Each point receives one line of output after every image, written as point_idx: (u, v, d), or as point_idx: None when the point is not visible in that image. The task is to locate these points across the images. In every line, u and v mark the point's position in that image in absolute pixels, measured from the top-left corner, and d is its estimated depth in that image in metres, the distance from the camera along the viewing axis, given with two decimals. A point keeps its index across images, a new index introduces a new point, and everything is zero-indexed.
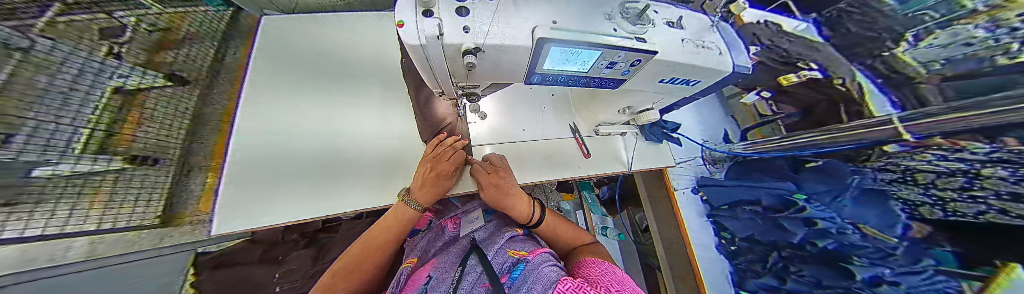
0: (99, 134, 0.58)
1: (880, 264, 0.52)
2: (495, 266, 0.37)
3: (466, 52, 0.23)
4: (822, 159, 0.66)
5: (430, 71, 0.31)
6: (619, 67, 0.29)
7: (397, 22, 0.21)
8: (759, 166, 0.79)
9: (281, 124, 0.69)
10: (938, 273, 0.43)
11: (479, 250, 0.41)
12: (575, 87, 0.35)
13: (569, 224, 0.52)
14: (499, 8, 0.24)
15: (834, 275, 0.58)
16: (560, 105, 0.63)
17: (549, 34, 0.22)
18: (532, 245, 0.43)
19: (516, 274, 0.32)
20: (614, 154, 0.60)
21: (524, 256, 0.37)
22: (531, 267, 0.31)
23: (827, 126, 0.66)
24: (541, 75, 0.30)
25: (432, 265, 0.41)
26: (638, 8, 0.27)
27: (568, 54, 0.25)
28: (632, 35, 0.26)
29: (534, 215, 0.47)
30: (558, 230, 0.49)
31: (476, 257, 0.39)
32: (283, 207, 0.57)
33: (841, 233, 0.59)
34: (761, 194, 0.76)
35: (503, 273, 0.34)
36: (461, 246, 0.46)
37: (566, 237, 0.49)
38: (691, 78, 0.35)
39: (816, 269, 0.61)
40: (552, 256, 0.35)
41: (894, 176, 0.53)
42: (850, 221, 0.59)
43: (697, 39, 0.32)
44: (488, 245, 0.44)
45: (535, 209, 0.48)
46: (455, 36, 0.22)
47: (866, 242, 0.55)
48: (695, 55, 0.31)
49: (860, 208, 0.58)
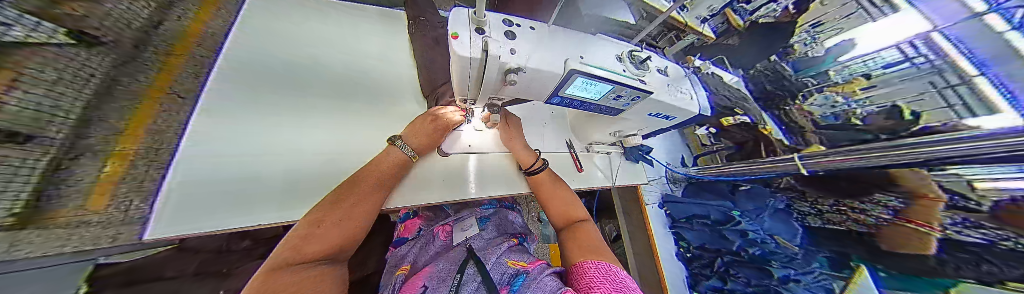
0: None
1: (789, 266, 0.71)
2: (494, 276, 0.37)
3: (510, 70, 0.26)
4: (750, 183, 0.86)
5: (461, 83, 0.32)
6: (623, 100, 0.35)
7: (454, 34, 0.23)
8: (706, 187, 0.96)
9: (270, 109, 0.61)
10: (824, 274, 0.66)
11: (476, 259, 0.41)
12: (583, 110, 0.40)
13: (569, 195, 0.52)
14: (539, 37, 0.28)
15: (761, 275, 0.73)
16: (559, 121, 0.69)
17: (579, 66, 0.26)
18: (527, 256, 0.44)
19: (517, 284, 0.32)
20: (599, 170, 0.66)
21: (524, 267, 0.38)
22: (532, 278, 0.32)
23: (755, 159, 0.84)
24: (562, 98, 0.34)
25: (425, 273, 0.39)
26: (664, 67, 0.40)
27: (588, 84, 0.30)
28: (636, 76, 0.32)
29: (535, 162, 0.54)
30: (555, 203, 0.49)
31: (474, 266, 0.39)
32: (242, 202, 0.47)
33: (763, 242, 0.76)
34: (710, 210, 0.89)
35: (501, 285, 0.34)
36: (455, 254, 0.45)
37: (561, 213, 0.48)
38: (672, 115, 0.43)
39: (749, 271, 0.76)
40: (549, 266, 0.37)
41: (793, 194, 0.79)
42: (769, 233, 0.77)
43: (678, 86, 0.41)
44: (484, 253, 0.44)
45: (541, 163, 0.54)
46: (503, 54, 0.25)
47: (779, 248, 0.73)
48: (677, 99, 0.39)
49: (775, 223, 0.77)
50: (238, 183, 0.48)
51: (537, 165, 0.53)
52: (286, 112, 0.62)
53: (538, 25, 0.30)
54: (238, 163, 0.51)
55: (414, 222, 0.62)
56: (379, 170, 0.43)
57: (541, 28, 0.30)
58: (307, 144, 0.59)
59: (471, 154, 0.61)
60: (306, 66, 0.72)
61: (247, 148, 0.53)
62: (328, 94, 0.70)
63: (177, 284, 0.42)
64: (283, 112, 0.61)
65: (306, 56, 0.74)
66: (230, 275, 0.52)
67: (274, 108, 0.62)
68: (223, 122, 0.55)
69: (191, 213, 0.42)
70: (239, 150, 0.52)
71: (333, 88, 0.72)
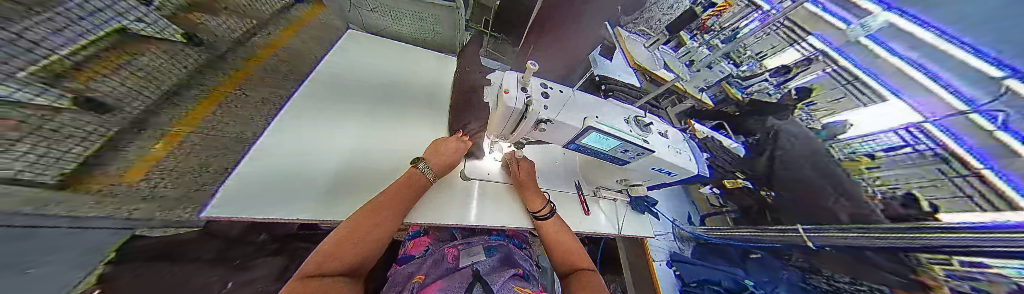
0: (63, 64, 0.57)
1: None
2: None
3: (541, 121, 0.33)
4: (761, 252, 0.85)
5: (498, 124, 0.39)
6: (629, 154, 0.40)
7: (506, 90, 0.31)
8: (718, 251, 0.92)
9: (343, 109, 0.62)
10: None
11: (482, 280, 0.41)
12: (595, 157, 0.45)
13: (574, 239, 0.49)
14: (566, 98, 0.37)
15: None
16: (569, 163, 0.73)
17: (595, 124, 0.33)
18: (530, 286, 0.42)
19: None
20: (606, 216, 0.67)
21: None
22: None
23: (765, 227, 0.84)
24: (578, 145, 0.40)
25: (438, 286, 0.39)
26: (660, 126, 0.46)
27: (602, 138, 0.36)
28: (642, 136, 0.38)
29: (542, 207, 0.52)
30: (560, 239, 0.47)
31: (479, 287, 0.38)
32: (288, 193, 0.40)
33: None
34: (723, 276, 0.83)
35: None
36: (466, 274, 0.45)
37: (565, 255, 0.45)
38: (674, 172, 0.47)
39: None
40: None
41: None
42: None
43: (678, 148, 0.47)
44: (491, 278, 0.43)
45: (546, 203, 0.53)
46: (538, 108, 0.32)
47: None
48: (677, 159, 0.44)
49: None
50: (295, 171, 0.45)
51: (547, 212, 0.51)
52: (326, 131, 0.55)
53: (566, 88, 0.39)
54: (299, 163, 0.47)
55: (422, 240, 0.62)
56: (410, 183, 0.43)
57: (568, 91, 0.38)
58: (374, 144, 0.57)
59: (489, 183, 0.61)
60: (359, 90, 0.69)
61: (307, 142, 0.51)
62: (379, 116, 0.65)
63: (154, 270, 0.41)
64: (328, 131, 0.56)
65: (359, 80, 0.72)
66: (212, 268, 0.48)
67: (349, 109, 0.63)
68: (293, 119, 0.55)
69: (250, 199, 0.38)
70: (300, 149, 0.49)
71: (405, 95, 0.74)
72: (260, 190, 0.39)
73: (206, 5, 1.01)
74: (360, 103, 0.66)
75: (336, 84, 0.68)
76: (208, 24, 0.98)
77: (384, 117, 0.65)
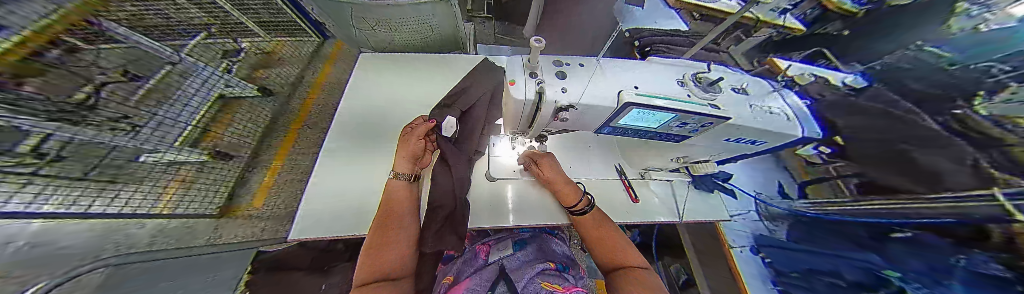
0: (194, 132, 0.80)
1: None
2: None
3: (559, 108, 0.27)
4: (913, 230, 0.57)
5: (514, 121, 0.35)
6: (688, 127, 0.30)
7: (510, 81, 0.26)
8: (833, 228, 0.71)
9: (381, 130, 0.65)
10: None
11: (507, 279, 0.41)
12: (638, 137, 0.36)
13: (622, 236, 0.41)
14: (590, 74, 0.29)
15: None
16: (605, 144, 0.59)
17: (633, 98, 0.25)
18: (563, 283, 0.39)
19: None
20: (659, 200, 0.56)
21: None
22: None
23: (902, 193, 0.60)
24: (613, 127, 0.32)
25: (465, 287, 0.40)
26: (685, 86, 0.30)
27: (644, 114, 0.28)
28: (706, 101, 0.28)
29: (579, 202, 0.44)
30: (603, 228, 0.42)
31: (504, 287, 0.38)
32: (337, 217, 0.49)
33: None
34: (840, 264, 0.66)
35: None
36: (492, 270, 0.46)
37: (612, 256, 0.38)
38: (761, 140, 0.34)
39: None
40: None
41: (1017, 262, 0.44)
42: None
43: (763, 105, 0.33)
44: (516, 275, 0.42)
45: (584, 196, 0.45)
46: (555, 94, 0.26)
47: None
48: (766, 120, 0.31)
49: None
50: (342, 192, 0.53)
51: (585, 199, 0.45)
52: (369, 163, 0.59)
53: (587, 60, 0.31)
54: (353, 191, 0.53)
55: None
56: (390, 197, 0.39)
57: (591, 63, 0.30)
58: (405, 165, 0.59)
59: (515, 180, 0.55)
60: (396, 118, 0.69)
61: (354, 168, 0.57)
62: None
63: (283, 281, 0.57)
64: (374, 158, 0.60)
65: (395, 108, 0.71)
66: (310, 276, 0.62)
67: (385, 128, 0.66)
68: (347, 144, 0.61)
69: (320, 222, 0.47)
70: (349, 173, 0.56)
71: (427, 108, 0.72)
72: (329, 214, 0.49)
73: (270, 61, 1.14)
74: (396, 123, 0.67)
75: (375, 105, 0.70)
76: (274, 75, 1.12)
77: None
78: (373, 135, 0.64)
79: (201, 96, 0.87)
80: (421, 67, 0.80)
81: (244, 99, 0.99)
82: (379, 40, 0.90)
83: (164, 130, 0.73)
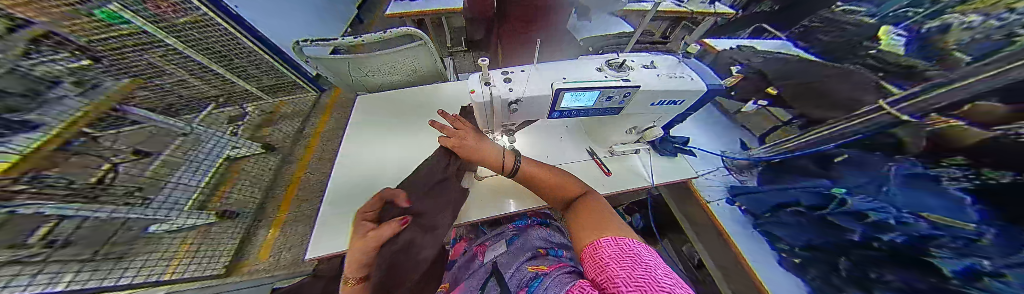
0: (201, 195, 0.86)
1: (968, 255, 0.39)
2: (511, 283, 0.37)
3: (511, 103, 0.36)
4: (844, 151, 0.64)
5: (485, 121, 0.43)
6: (615, 99, 0.39)
7: (472, 90, 0.35)
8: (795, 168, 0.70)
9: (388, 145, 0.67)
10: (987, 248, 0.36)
11: (498, 273, 0.43)
12: (585, 116, 0.45)
13: (565, 172, 0.42)
14: (529, 75, 0.38)
15: (919, 275, 0.43)
16: (575, 133, 0.71)
17: (562, 85, 0.34)
18: (552, 262, 0.41)
19: (534, 285, 0.30)
20: (632, 169, 0.63)
21: (542, 270, 0.35)
22: (548, 277, 0.30)
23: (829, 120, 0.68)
24: (561, 112, 0.41)
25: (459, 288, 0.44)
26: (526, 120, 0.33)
27: (577, 96, 0.36)
28: (617, 77, 0.37)
29: (504, 163, 0.40)
30: (543, 178, 0.40)
31: (495, 281, 0.41)
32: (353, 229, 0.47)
33: (908, 223, 0.47)
34: (798, 194, 0.68)
35: (521, 288, 0.33)
36: (486, 270, 0.48)
37: (558, 189, 0.40)
38: (679, 99, 0.43)
39: (903, 272, 0.45)
40: (572, 268, 0.32)
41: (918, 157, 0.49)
42: (908, 209, 0.48)
43: (669, 73, 0.43)
44: (507, 266, 0.45)
45: (507, 157, 0.40)
46: (505, 94, 0.35)
47: (937, 230, 0.43)
48: (671, 83, 0.40)
49: (910, 194, 0.48)
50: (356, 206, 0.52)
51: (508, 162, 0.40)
52: (377, 171, 0.60)
53: (528, 66, 0.41)
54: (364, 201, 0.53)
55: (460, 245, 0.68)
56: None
57: (531, 68, 0.40)
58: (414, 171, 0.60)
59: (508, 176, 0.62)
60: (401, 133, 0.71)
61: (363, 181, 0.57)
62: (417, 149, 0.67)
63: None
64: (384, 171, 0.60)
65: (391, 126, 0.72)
66: None
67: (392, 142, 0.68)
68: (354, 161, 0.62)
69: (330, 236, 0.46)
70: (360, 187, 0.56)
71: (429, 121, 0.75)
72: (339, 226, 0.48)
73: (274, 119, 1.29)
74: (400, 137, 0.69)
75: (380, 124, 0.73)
76: (275, 133, 1.23)
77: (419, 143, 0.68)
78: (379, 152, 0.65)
79: (211, 159, 0.94)
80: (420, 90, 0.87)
81: (247, 158, 1.07)
82: (372, 82, 1.01)
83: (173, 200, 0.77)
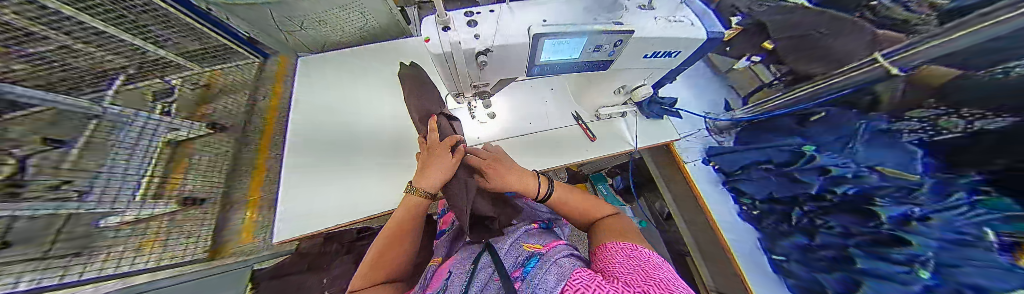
0: (155, 180, 0.73)
1: (906, 202, 0.49)
2: (507, 264, 0.32)
3: (479, 54, 0.29)
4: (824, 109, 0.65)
5: (449, 76, 0.38)
6: (605, 49, 0.33)
7: (424, 39, 0.27)
8: (767, 126, 0.77)
9: (331, 135, 0.72)
10: (978, 207, 0.40)
11: (490, 247, 0.39)
12: (568, 72, 0.39)
13: (585, 194, 0.47)
14: (500, 16, 0.30)
15: (859, 220, 0.55)
16: (560, 97, 0.67)
17: (541, 30, 0.26)
18: (546, 238, 0.42)
19: (529, 267, 0.27)
20: (616, 133, 0.62)
21: (539, 249, 0.34)
22: (545, 260, 0.27)
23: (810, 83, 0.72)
24: (539, 66, 0.35)
25: (454, 260, 0.39)
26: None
27: (559, 45, 0.30)
28: (609, 21, 0.30)
29: (541, 190, 0.43)
30: (570, 203, 0.44)
31: (488, 255, 0.36)
32: (316, 216, 0.61)
33: (858, 177, 0.56)
34: (770, 152, 0.74)
35: (514, 268, 0.30)
36: (478, 243, 0.45)
37: (578, 213, 0.44)
38: (674, 50, 0.38)
39: (842, 217, 0.58)
40: (568, 247, 0.33)
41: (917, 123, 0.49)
42: (866, 164, 0.55)
43: (669, 16, 0.35)
44: (499, 239, 0.44)
45: (540, 181, 0.43)
46: (469, 42, 0.28)
47: (885, 182, 0.52)
48: (670, 30, 0.34)
49: (874, 150, 0.54)
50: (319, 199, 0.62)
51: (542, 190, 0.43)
52: (336, 166, 0.68)
53: (498, 5, 0.31)
54: (312, 191, 0.64)
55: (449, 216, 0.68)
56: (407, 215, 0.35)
57: (502, 7, 0.31)
58: (360, 164, 0.69)
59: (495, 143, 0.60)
60: (343, 122, 0.75)
61: (318, 177, 0.66)
62: (362, 141, 0.73)
63: (290, 282, 0.76)
64: (334, 163, 0.68)
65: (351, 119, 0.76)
66: (311, 274, 0.80)
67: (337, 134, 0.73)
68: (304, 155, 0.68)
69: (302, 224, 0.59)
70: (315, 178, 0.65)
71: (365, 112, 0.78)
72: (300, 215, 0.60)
73: (212, 93, 0.94)
74: (339, 128, 0.74)
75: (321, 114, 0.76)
76: (218, 110, 0.93)
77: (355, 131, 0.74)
78: (333, 138, 0.72)
79: (150, 141, 0.76)
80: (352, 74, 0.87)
81: (195, 141, 0.85)
82: (312, 40, 0.93)
83: (109, 196, 0.65)
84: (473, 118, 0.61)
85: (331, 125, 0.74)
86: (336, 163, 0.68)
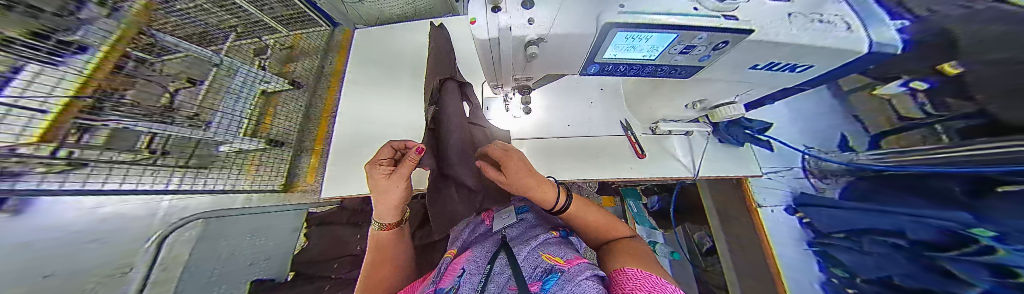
0: (250, 124, 0.88)
1: None
2: (523, 273, 0.25)
3: (530, 43, 0.25)
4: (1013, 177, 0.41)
5: (494, 65, 0.35)
6: (696, 52, 0.25)
7: (472, 20, 0.25)
8: (912, 184, 0.56)
9: (372, 104, 0.78)
10: None
11: (507, 247, 0.32)
12: (636, 76, 0.32)
13: (596, 207, 0.41)
14: None
15: None
16: (609, 100, 0.60)
17: (620, 19, 0.19)
18: (571, 251, 0.30)
19: (545, 286, 0.18)
20: (672, 153, 0.55)
21: (559, 265, 0.23)
22: (566, 279, 0.16)
23: (986, 129, 0.46)
24: (600, 65, 0.29)
25: (467, 257, 0.33)
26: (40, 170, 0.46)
27: (635, 40, 0.23)
28: (717, 12, 0.21)
29: (558, 200, 0.35)
30: (587, 216, 0.38)
31: (504, 257, 0.29)
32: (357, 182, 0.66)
33: None
34: (904, 223, 0.55)
35: (532, 280, 0.21)
36: (494, 242, 0.40)
37: (594, 227, 0.37)
38: (801, 63, 0.27)
39: None
40: (597, 267, 0.21)
41: None
42: None
43: (809, 12, 0.25)
44: (520, 243, 0.37)
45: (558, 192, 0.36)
46: (522, 29, 0.24)
47: None
48: (813, 30, 0.23)
49: None
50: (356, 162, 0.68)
51: (561, 200, 0.35)
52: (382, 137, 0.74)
53: None
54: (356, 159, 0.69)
55: None
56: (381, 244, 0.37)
57: None
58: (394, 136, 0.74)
59: (528, 141, 0.59)
60: (385, 90, 0.81)
61: (359, 138, 0.72)
62: (392, 116, 0.79)
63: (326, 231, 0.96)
64: (375, 130, 0.74)
65: (382, 96, 0.80)
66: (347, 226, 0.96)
67: (373, 101, 0.79)
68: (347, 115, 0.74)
69: (342, 186, 0.65)
70: (359, 140, 0.72)
71: (402, 82, 0.84)
72: (345, 178, 0.66)
73: (293, 55, 1.09)
74: (382, 99, 0.80)
75: (371, 78, 0.82)
76: (300, 69, 1.07)
77: (379, 101, 0.80)
78: (375, 105, 0.78)
79: (246, 92, 0.90)
80: (394, 43, 0.91)
81: (282, 93, 1.01)
82: (371, 12, 1.09)
83: (226, 125, 0.82)
84: (506, 111, 0.59)
85: (376, 91, 0.80)
86: (371, 131, 0.74)
